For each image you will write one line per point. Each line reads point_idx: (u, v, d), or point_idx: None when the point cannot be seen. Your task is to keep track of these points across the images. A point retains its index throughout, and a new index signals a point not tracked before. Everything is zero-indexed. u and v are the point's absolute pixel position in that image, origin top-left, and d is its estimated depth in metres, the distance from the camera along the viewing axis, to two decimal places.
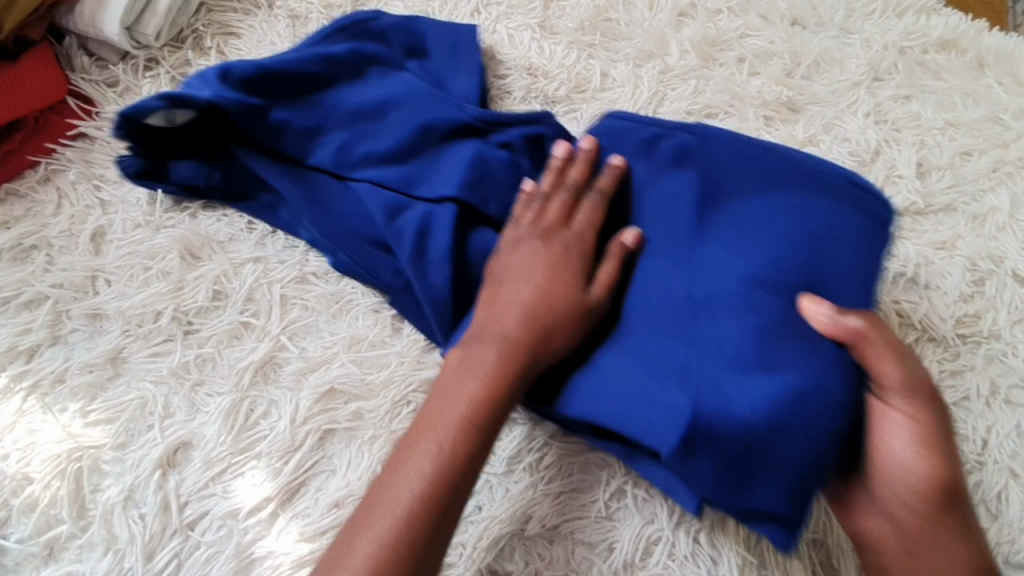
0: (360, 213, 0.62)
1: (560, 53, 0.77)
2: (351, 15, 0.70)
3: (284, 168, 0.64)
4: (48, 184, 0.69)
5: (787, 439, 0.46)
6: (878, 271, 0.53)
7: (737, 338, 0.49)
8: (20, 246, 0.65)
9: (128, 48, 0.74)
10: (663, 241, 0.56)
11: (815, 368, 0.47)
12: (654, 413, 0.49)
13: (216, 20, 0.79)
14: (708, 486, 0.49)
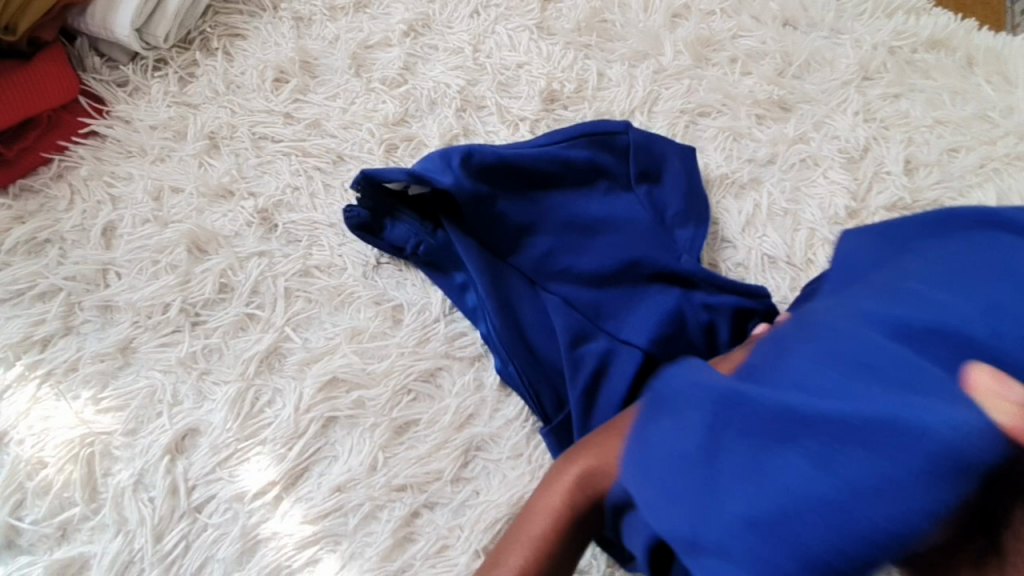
0: (544, 327, 0.61)
1: (557, 53, 0.79)
2: (604, 121, 0.69)
3: (484, 258, 0.62)
4: (61, 181, 0.71)
5: (836, 496, 0.34)
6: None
7: (824, 382, 0.39)
8: (33, 240, 0.68)
9: (138, 49, 0.77)
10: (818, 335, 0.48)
11: (919, 411, 0.35)
12: (698, 460, 0.40)
13: (223, 22, 0.81)
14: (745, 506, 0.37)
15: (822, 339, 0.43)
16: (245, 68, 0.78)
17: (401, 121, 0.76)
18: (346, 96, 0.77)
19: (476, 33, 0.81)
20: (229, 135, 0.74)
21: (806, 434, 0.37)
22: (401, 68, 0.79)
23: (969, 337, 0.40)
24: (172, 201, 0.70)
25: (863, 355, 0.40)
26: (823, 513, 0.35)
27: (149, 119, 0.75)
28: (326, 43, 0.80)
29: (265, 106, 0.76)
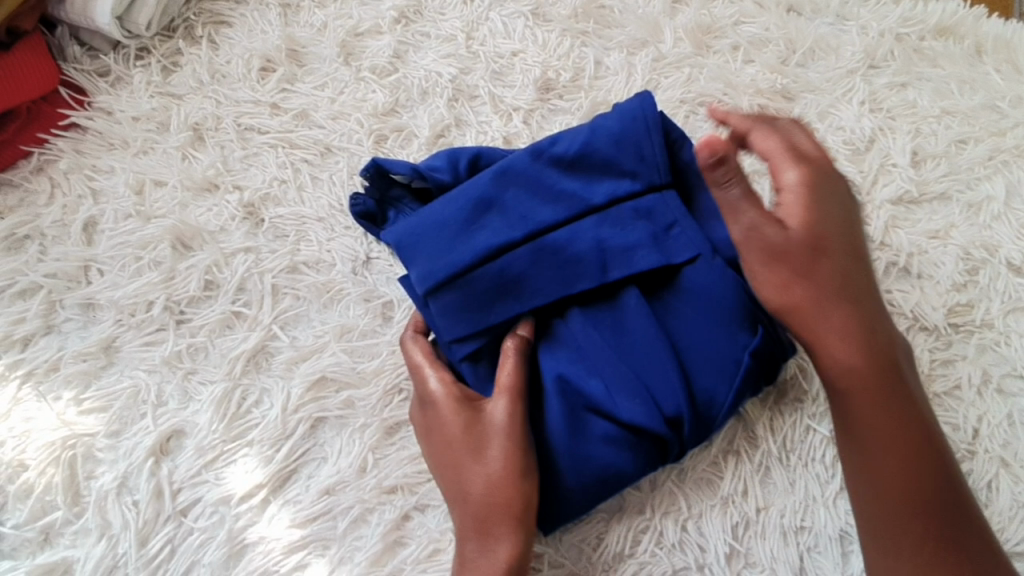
0: None
1: (553, 41, 0.76)
2: None
3: None
4: (41, 175, 0.69)
5: (507, 272, 0.55)
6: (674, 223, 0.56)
7: (525, 214, 0.56)
8: (14, 236, 0.66)
9: (119, 38, 0.74)
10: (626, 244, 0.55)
11: (580, 239, 0.55)
12: (446, 252, 0.55)
13: (207, 8, 0.78)
14: (467, 287, 0.55)
15: (538, 198, 0.57)
16: (230, 58, 0.76)
17: (391, 112, 0.73)
18: (335, 86, 0.74)
19: (469, 20, 0.78)
20: (214, 126, 0.72)
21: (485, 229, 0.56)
22: (391, 56, 0.76)
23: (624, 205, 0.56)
24: (155, 195, 0.68)
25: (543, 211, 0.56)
26: (490, 277, 0.55)
27: (131, 110, 0.72)
28: (314, 31, 0.78)
29: (250, 96, 0.74)
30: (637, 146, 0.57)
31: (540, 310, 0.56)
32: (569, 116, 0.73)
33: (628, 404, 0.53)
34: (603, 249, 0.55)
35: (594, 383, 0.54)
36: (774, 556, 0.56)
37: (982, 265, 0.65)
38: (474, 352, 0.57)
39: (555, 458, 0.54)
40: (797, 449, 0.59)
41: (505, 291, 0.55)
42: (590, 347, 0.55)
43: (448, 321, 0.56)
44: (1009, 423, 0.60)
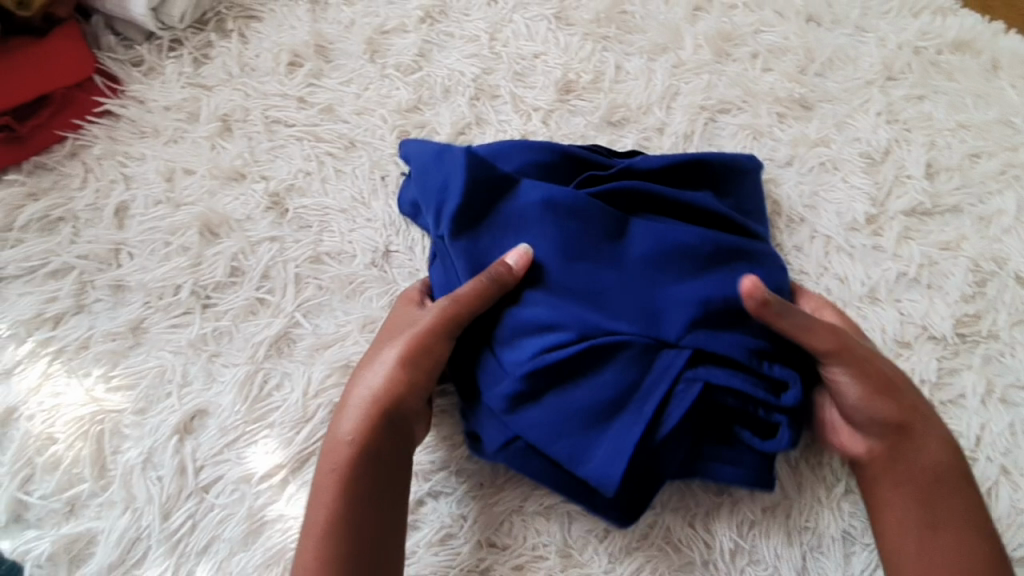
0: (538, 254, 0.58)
1: (575, 44, 0.78)
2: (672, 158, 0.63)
3: (558, 231, 0.58)
4: (75, 159, 0.71)
5: (603, 226, 0.58)
6: (754, 266, 0.59)
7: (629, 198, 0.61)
8: (48, 217, 0.68)
9: (153, 29, 0.76)
10: (715, 260, 0.58)
11: (686, 232, 0.58)
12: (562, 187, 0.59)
13: (239, 3, 0.81)
14: (564, 237, 0.58)
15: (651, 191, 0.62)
16: (260, 52, 0.78)
17: (414, 108, 0.76)
18: (360, 82, 0.77)
19: (493, 22, 0.81)
20: (242, 117, 0.74)
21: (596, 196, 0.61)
22: (416, 55, 0.79)
23: (717, 244, 0.59)
24: (184, 183, 0.70)
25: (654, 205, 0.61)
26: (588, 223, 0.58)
27: (163, 100, 0.75)
28: (341, 28, 0.80)
29: (278, 89, 0.76)
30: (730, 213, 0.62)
31: (628, 277, 0.57)
32: (586, 117, 0.75)
33: (550, 354, 0.54)
34: (697, 251, 0.58)
35: (539, 296, 0.57)
36: (778, 556, 0.58)
37: (990, 277, 0.66)
38: (553, 294, 0.57)
39: (601, 355, 0.54)
40: (802, 453, 0.60)
41: (606, 239, 0.58)
42: (564, 234, 0.58)
43: (548, 248, 0.58)
44: (1012, 432, 0.60)
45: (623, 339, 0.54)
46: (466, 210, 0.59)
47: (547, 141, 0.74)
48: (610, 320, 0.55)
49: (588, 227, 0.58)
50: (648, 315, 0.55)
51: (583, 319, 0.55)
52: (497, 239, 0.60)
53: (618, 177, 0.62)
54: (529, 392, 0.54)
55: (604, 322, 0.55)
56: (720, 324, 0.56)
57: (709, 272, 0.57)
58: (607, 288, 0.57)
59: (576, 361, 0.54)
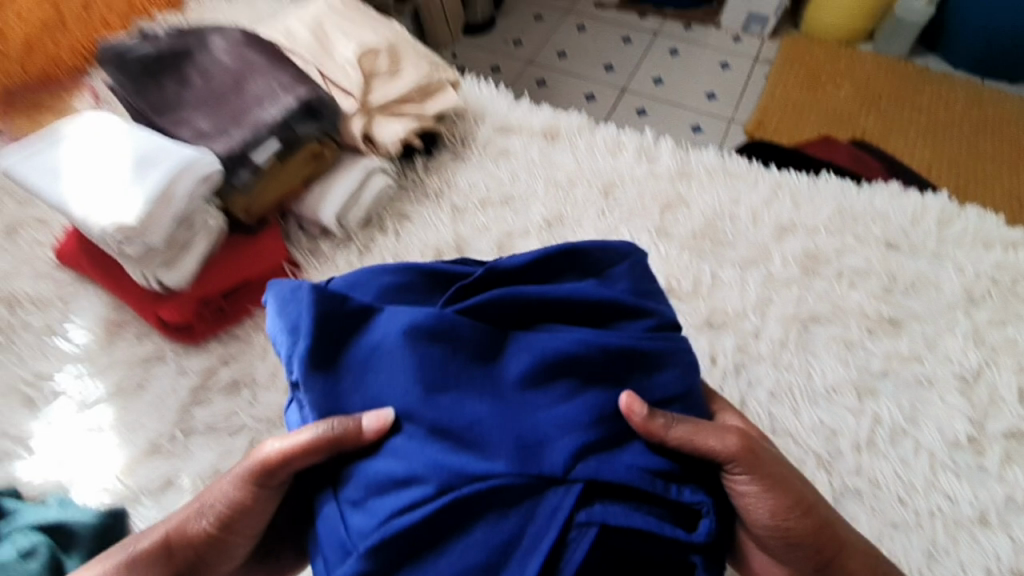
0: (393, 392, 0.58)
1: (674, 254, 0.91)
2: (439, 269, 0.69)
3: (409, 363, 0.58)
4: (258, 331, 0.86)
5: (439, 355, 0.58)
6: (640, 366, 0.60)
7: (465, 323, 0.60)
8: (234, 382, 0.82)
9: (334, 229, 0.95)
10: (619, 384, 0.59)
11: (560, 339, 0.59)
12: (391, 317, 0.61)
13: (396, 207, 1.00)
14: (413, 372, 0.58)
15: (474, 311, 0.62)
16: (410, 247, 0.96)
17: None
18: None
19: (602, 231, 0.96)
20: None
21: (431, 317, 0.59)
22: None
23: (599, 357, 0.59)
24: None
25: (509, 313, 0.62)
26: (401, 358, 0.58)
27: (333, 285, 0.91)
28: (477, 230, 0.98)
29: None
30: (611, 311, 0.63)
31: (500, 407, 0.56)
32: (686, 316, 0.85)
33: (404, 512, 0.52)
34: (579, 370, 0.58)
35: (409, 445, 0.55)
36: None
37: None
38: (420, 434, 0.56)
39: (467, 506, 0.52)
40: None
41: (473, 368, 0.58)
42: (426, 358, 0.58)
43: (407, 383, 0.58)
44: None
45: (412, 479, 0.54)
46: (318, 347, 0.60)
47: None
48: (482, 461, 0.53)
49: (430, 355, 0.58)
50: (518, 447, 0.54)
51: (450, 467, 0.53)
52: (358, 385, 0.61)
53: (482, 278, 0.66)
54: (384, 553, 0.52)
55: (472, 465, 0.53)
56: (629, 435, 0.57)
57: (588, 389, 0.58)
58: (475, 419, 0.56)
59: (438, 519, 0.52)
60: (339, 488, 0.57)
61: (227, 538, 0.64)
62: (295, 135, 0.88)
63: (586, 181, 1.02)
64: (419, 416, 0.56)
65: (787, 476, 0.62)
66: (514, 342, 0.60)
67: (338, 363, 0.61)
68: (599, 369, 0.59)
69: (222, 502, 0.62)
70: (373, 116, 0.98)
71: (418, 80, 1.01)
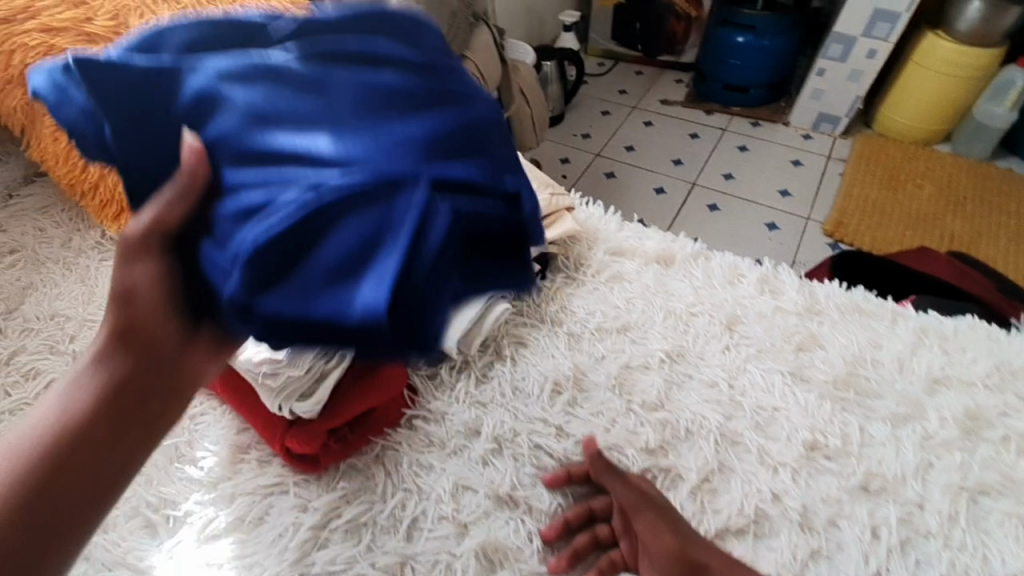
0: (216, 128, 0.50)
1: (814, 403, 0.85)
2: (241, 29, 0.54)
3: (217, 139, 0.50)
4: (378, 462, 0.82)
5: (293, 80, 0.51)
6: (455, 135, 0.51)
7: (291, 61, 0.52)
8: (354, 521, 0.77)
9: (453, 357, 0.91)
10: (439, 100, 0.53)
11: (403, 75, 0.53)
12: (173, 78, 0.51)
13: (513, 331, 0.98)
14: (227, 125, 0.50)
15: (263, 71, 0.51)
16: (528, 376, 0.92)
17: (660, 448, 0.82)
18: (609, 415, 0.86)
19: (729, 369, 0.90)
20: (512, 438, 0.85)
21: (253, 75, 0.51)
22: (659, 394, 0.88)
23: (426, 99, 0.52)
24: (466, 500, 0.79)
25: (326, 45, 0.53)
26: (227, 108, 0.50)
27: (453, 416, 0.87)
28: (594, 359, 0.94)
29: (541, 415, 0.87)
30: (411, 35, 0.56)
31: (333, 114, 0.50)
32: (838, 478, 0.78)
33: (265, 226, 0.45)
34: (391, 90, 0.52)
35: (247, 172, 0.49)
36: None
37: None
38: (247, 181, 0.49)
39: (331, 218, 0.46)
40: None
41: (310, 88, 0.51)
42: (255, 103, 0.50)
43: (240, 135, 0.49)
44: None
45: (324, 84, 0.51)
46: (133, 116, 0.51)
47: (801, 501, 0.76)
48: (320, 168, 0.47)
49: (229, 121, 0.50)
50: (379, 139, 0.48)
51: (294, 213, 0.45)
52: (174, 130, 0.52)
53: (296, 38, 0.53)
54: (267, 260, 0.45)
55: (322, 175, 0.47)
56: (456, 156, 0.50)
57: (430, 109, 0.52)
58: (307, 140, 0.48)
59: (305, 229, 0.45)
60: (212, 237, 0.49)
61: (133, 329, 0.55)
62: None
63: (710, 313, 0.98)
64: (272, 154, 0.48)
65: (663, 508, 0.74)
66: (331, 62, 0.52)
67: (151, 136, 0.52)
68: (445, 97, 0.54)
69: (78, 417, 0.52)
70: None
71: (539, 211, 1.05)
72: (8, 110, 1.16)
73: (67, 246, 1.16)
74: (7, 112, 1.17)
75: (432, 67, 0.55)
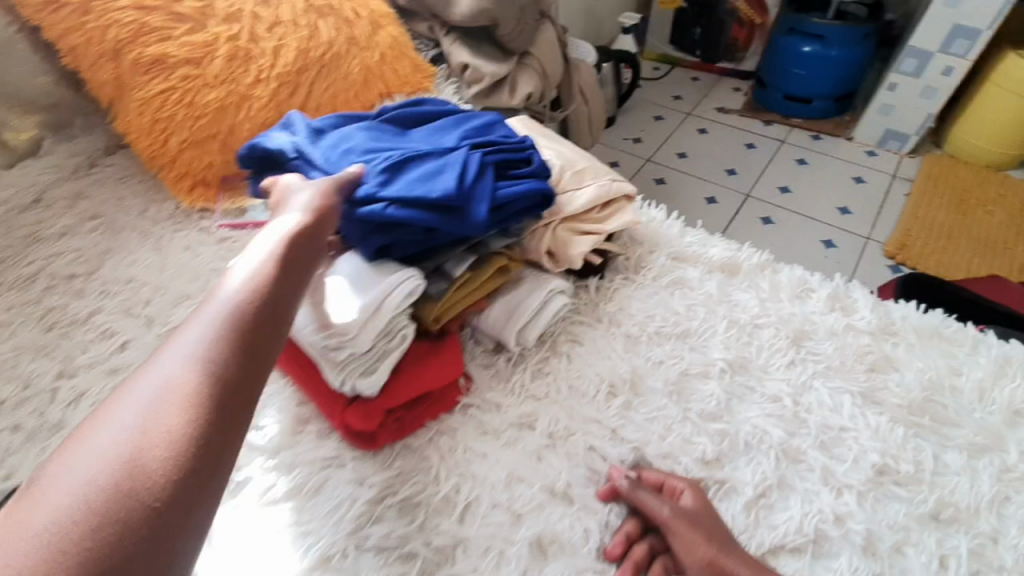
0: (364, 144, 0.97)
1: (885, 427, 0.80)
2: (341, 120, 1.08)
3: (350, 133, 1.00)
4: (433, 445, 0.84)
5: (421, 136, 1.01)
6: (444, 134, 1.00)
7: (429, 133, 1.02)
8: (408, 501, 0.78)
9: (512, 347, 0.93)
10: (438, 138, 0.99)
11: (473, 127, 1.01)
12: (310, 130, 1.01)
13: (569, 329, 0.98)
14: (378, 139, 0.99)
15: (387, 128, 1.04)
16: (584, 375, 0.91)
17: (717, 460, 0.80)
18: (664, 421, 0.85)
19: (795, 385, 0.86)
20: (566, 436, 0.85)
21: (393, 132, 1.03)
22: (719, 404, 0.85)
23: (473, 136, 0.98)
24: (519, 491, 0.79)
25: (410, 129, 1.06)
26: (369, 129, 1.01)
27: (507, 407, 0.88)
28: (651, 363, 0.92)
29: (595, 415, 0.86)
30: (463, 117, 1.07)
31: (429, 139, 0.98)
32: (907, 505, 0.73)
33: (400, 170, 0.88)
34: (437, 136, 1.00)
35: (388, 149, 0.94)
36: None
37: None
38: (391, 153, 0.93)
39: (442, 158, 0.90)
40: None
41: (399, 136, 1.02)
42: (382, 136, 1.00)
43: (382, 137, 1.00)
44: None
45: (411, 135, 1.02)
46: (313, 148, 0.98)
47: (866, 529, 0.71)
48: (430, 157, 0.90)
49: (361, 134, 1.00)
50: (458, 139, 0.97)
51: (423, 162, 0.89)
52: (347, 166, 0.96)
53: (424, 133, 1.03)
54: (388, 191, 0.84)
55: (427, 155, 0.90)
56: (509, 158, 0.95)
57: (446, 132, 1.01)
58: (436, 146, 0.94)
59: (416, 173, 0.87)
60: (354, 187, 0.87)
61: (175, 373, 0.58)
62: (487, 249, 0.90)
63: (776, 326, 0.94)
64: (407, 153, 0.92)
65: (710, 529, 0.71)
66: (445, 130, 1.01)
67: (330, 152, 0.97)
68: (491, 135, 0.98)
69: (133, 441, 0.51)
70: (557, 227, 0.98)
71: (600, 193, 1.00)
72: (98, 84, 1.21)
73: (144, 215, 1.22)
74: (97, 86, 1.21)
75: (454, 127, 1.03)
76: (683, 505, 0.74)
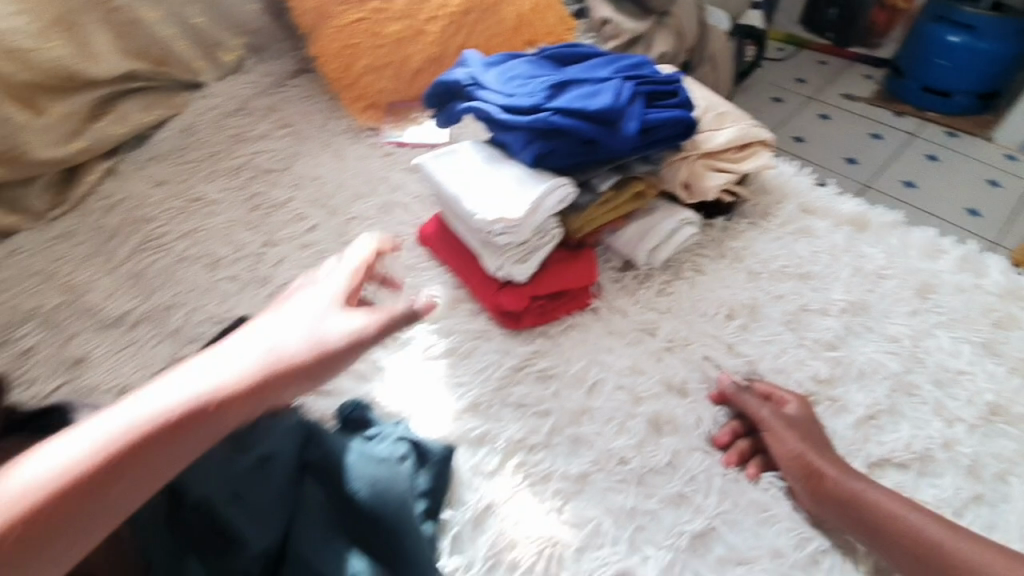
0: (528, 73, 1.09)
1: (1002, 373, 0.86)
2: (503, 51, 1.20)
3: (515, 63, 1.12)
4: (567, 334, 0.98)
5: (578, 69, 1.12)
6: (599, 67, 1.10)
7: (584, 67, 1.11)
8: (545, 373, 0.93)
9: (641, 263, 1.04)
10: (595, 70, 1.09)
11: (628, 62, 1.09)
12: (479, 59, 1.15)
13: (693, 258, 1.07)
14: (540, 70, 1.11)
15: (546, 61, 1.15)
16: (705, 297, 1.00)
17: (828, 381, 0.88)
18: (780, 343, 0.93)
19: (914, 331, 0.91)
20: (685, 344, 0.95)
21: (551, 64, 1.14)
22: (835, 336, 0.92)
23: (627, 68, 1.06)
24: (641, 379, 0.91)
25: (565, 63, 1.16)
26: (531, 61, 1.13)
27: (632, 313, 0.99)
28: (772, 297, 0.99)
29: (714, 330, 0.96)
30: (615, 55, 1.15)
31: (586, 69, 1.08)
32: (1016, 441, 0.79)
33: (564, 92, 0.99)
34: (593, 68, 1.09)
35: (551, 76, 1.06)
36: None
37: None
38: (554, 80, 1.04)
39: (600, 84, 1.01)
40: None
41: (557, 68, 1.13)
42: (543, 68, 1.12)
43: (543, 68, 1.11)
44: None
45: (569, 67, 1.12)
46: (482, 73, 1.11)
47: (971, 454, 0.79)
48: (590, 83, 1.01)
49: (526, 65, 1.12)
50: (613, 69, 1.06)
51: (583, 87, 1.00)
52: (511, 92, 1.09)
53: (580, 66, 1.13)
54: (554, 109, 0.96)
55: (587, 82, 1.01)
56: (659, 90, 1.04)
57: (601, 65, 1.10)
58: (594, 75, 1.04)
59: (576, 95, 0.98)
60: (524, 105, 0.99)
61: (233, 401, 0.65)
62: (630, 173, 1.01)
63: (900, 278, 0.99)
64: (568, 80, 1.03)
65: (806, 431, 0.81)
66: (599, 64, 1.11)
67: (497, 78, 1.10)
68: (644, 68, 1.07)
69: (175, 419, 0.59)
70: (694, 162, 1.07)
71: (738, 136, 1.07)
72: (303, 11, 1.42)
73: (324, 128, 1.44)
74: (301, 13, 1.43)
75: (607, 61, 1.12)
76: (787, 410, 0.83)
